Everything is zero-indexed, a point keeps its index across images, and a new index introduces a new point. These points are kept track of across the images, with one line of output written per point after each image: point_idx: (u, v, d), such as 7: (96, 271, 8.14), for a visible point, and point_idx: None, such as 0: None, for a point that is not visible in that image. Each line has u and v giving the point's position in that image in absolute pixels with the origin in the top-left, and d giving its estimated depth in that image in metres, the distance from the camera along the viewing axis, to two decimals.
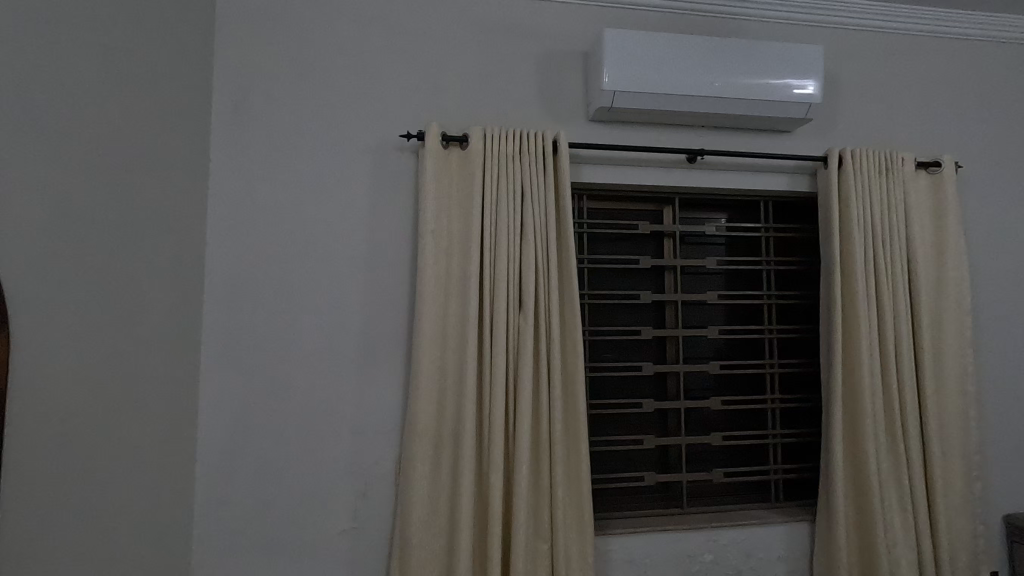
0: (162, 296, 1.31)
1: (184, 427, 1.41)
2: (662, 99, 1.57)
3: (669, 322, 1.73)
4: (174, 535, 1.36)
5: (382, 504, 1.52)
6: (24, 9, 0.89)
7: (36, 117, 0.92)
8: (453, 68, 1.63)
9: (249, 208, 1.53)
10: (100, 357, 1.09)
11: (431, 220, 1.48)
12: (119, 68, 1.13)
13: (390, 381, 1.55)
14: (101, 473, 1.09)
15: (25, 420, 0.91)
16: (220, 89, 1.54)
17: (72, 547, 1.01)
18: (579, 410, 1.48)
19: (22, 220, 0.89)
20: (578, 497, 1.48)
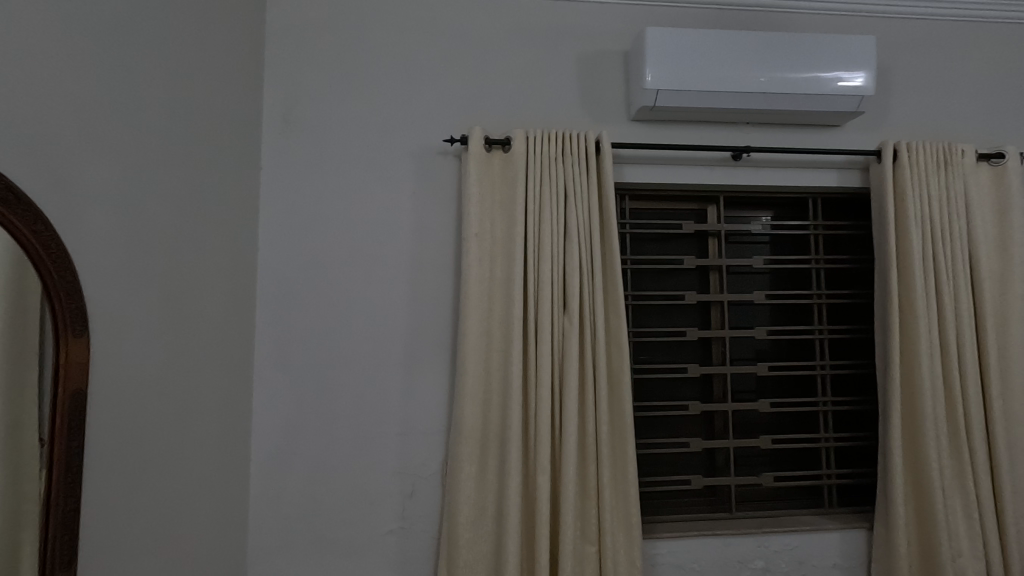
0: (219, 301, 1.36)
1: (240, 427, 1.46)
2: (706, 96, 1.55)
3: (714, 322, 1.70)
4: (230, 532, 1.41)
5: (428, 505, 1.54)
6: (96, 29, 0.95)
7: (105, 130, 0.97)
8: (493, 71, 1.64)
9: (299, 214, 1.57)
10: (166, 360, 1.14)
11: (475, 222, 1.49)
12: (178, 81, 1.19)
13: (436, 382, 1.56)
14: (165, 471, 1.14)
15: (103, 419, 0.96)
16: (269, 100, 1.59)
17: (139, 541, 1.06)
18: (625, 411, 1.47)
19: (94, 227, 0.94)
20: (625, 500, 1.46)
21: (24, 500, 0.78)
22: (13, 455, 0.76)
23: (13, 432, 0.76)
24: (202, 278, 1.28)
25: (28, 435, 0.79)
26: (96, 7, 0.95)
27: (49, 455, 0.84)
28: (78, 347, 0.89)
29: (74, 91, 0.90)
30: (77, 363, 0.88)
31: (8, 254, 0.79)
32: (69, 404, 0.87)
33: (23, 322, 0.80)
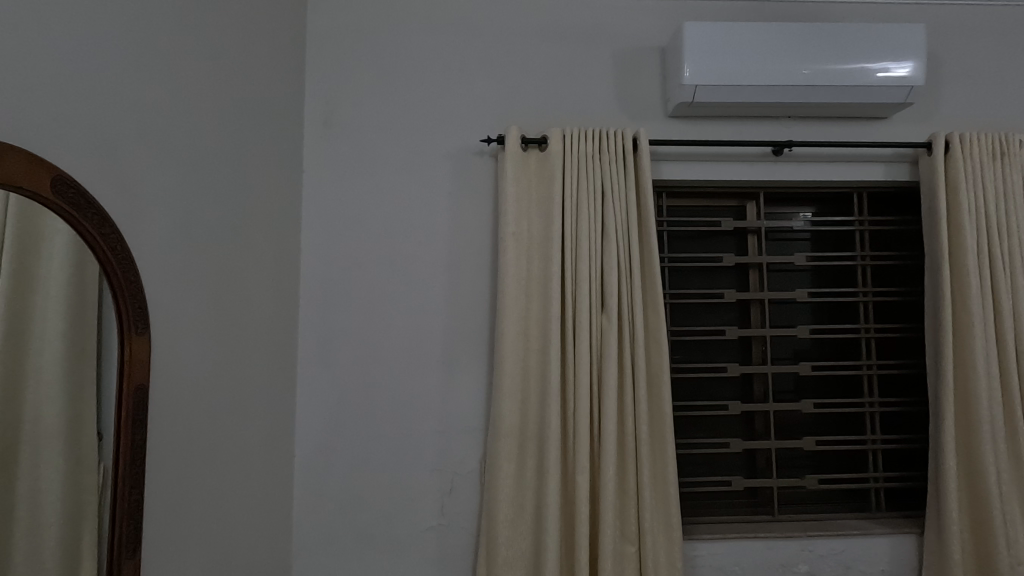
0: (265, 301, 1.40)
1: (285, 424, 1.50)
2: (746, 90, 1.52)
3: (755, 321, 1.67)
4: (276, 526, 1.45)
5: (468, 503, 1.55)
6: (153, 41, 0.99)
7: (161, 138, 1.01)
8: (529, 71, 1.65)
9: (339, 216, 1.60)
10: (218, 358, 1.18)
11: (512, 222, 1.50)
12: (227, 88, 1.22)
13: (474, 381, 1.58)
14: (217, 465, 1.18)
15: (162, 414, 1.01)
16: (310, 104, 1.63)
17: (194, 532, 1.10)
18: (664, 410, 1.46)
19: (151, 231, 0.98)
20: (665, 500, 1.45)
21: (87, 492, 0.81)
22: (76, 447, 0.80)
23: (75, 427, 0.79)
24: (250, 279, 1.32)
25: (92, 429, 0.83)
26: (153, 19, 0.99)
27: (115, 448, 0.88)
28: (140, 345, 0.93)
29: (135, 101, 0.94)
30: (140, 360, 0.92)
31: (72, 256, 0.81)
32: (133, 399, 0.91)
33: (91, 321, 0.83)
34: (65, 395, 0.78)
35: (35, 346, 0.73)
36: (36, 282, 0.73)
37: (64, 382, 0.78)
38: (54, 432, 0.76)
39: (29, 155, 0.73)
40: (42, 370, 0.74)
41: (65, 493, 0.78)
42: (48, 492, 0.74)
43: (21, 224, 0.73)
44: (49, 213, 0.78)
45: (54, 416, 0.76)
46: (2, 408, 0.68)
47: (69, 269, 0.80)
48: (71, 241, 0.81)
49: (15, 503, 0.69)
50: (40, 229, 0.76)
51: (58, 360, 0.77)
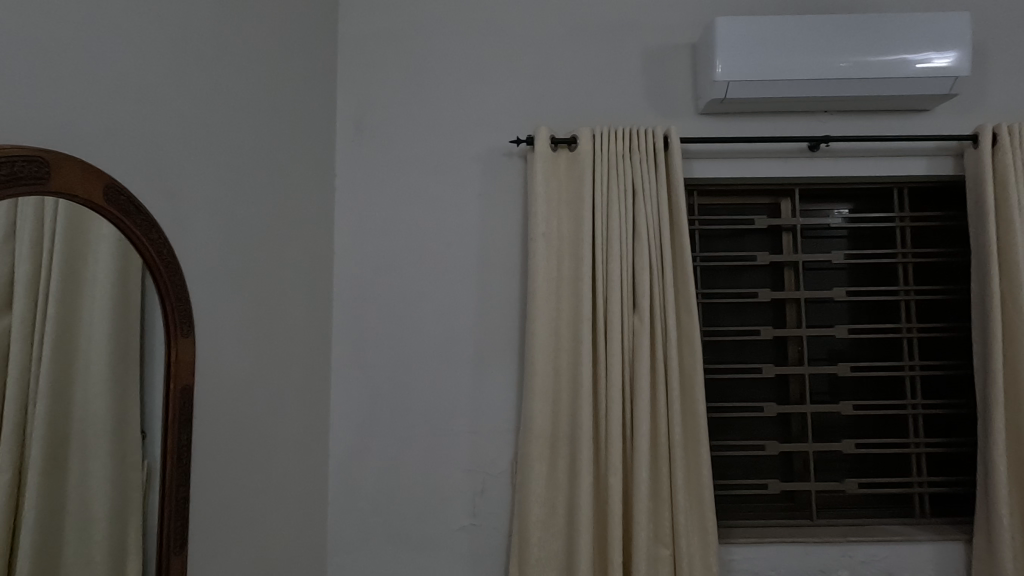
0: (301, 303, 1.42)
1: (320, 424, 1.53)
2: (781, 85, 1.49)
3: (790, 321, 1.63)
4: (313, 523, 1.48)
5: (499, 503, 1.55)
6: (193, 50, 1.02)
7: (202, 145, 1.03)
8: (558, 71, 1.65)
9: (372, 218, 1.63)
10: (258, 358, 1.21)
11: (542, 223, 1.50)
12: (263, 95, 1.25)
13: (505, 382, 1.58)
14: (257, 463, 1.21)
15: (205, 415, 1.03)
16: (342, 108, 1.66)
17: (235, 528, 1.13)
18: (698, 411, 1.44)
19: (193, 236, 1.01)
20: (700, 503, 1.42)
21: (132, 489, 0.84)
22: (121, 447, 0.82)
23: (122, 427, 0.82)
24: (286, 281, 1.34)
25: (137, 429, 0.85)
26: (193, 29, 1.02)
27: (163, 447, 0.91)
28: (185, 346, 0.95)
29: (178, 110, 0.97)
30: (185, 361, 0.95)
31: (115, 262, 0.83)
32: (179, 399, 0.94)
33: (136, 324, 0.85)
34: (111, 395, 0.80)
35: (84, 349, 0.75)
36: (79, 286, 0.75)
37: (111, 383, 0.80)
38: (100, 431, 0.78)
39: (83, 164, 0.76)
40: (88, 372, 0.76)
41: (112, 491, 0.80)
42: (95, 488, 0.77)
43: (67, 231, 0.74)
44: (100, 219, 0.80)
45: (102, 415, 0.78)
46: (49, 407, 0.70)
47: (113, 272, 0.82)
48: (119, 246, 0.84)
49: (64, 501, 0.72)
50: (86, 234, 0.77)
51: (105, 362, 0.79)
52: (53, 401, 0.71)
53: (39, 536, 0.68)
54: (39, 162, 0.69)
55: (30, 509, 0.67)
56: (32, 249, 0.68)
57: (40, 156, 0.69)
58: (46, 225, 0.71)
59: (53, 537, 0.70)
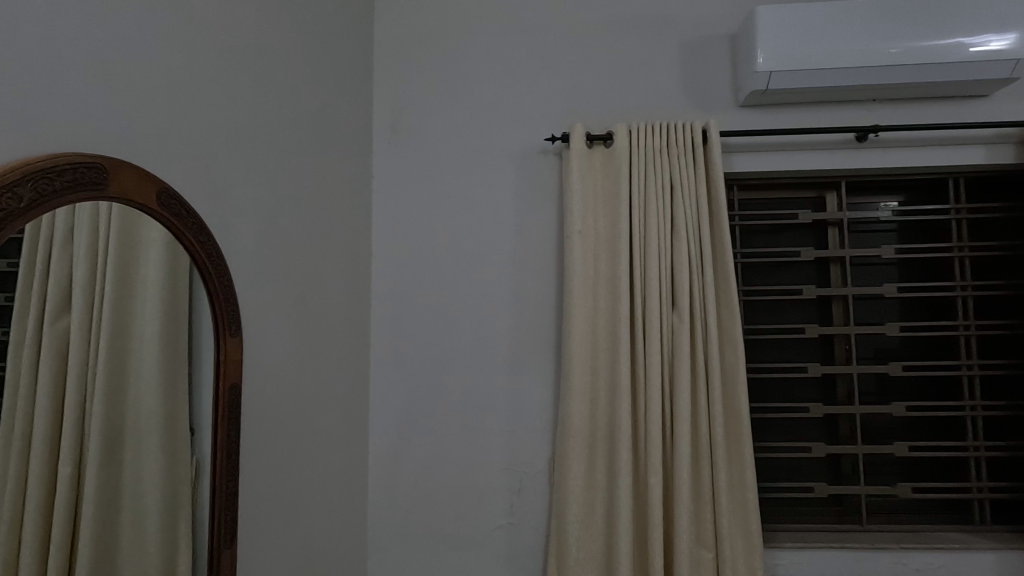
0: (341, 303, 1.45)
1: (360, 421, 1.55)
2: (826, 74, 1.44)
3: (837, 319, 1.57)
4: (354, 519, 1.51)
5: (537, 502, 1.55)
6: (237, 57, 1.04)
7: (246, 148, 1.06)
8: (593, 67, 1.63)
9: (409, 219, 1.64)
10: (302, 357, 1.24)
11: (578, 220, 1.49)
12: (304, 99, 1.28)
13: (541, 381, 1.57)
14: (301, 460, 1.23)
15: (252, 412, 1.07)
16: (378, 110, 1.68)
17: (281, 522, 1.16)
18: (741, 412, 1.40)
19: (239, 238, 1.04)
20: (744, 506, 1.39)
21: (183, 483, 0.86)
22: (171, 443, 0.84)
23: (172, 424, 0.84)
24: (327, 281, 1.37)
25: (186, 426, 0.87)
26: (237, 37, 1.05)
27: (214, 443, 0.94)
28: (234, 345, 0.98)
29: (224, 116, 1.00)
30: (234, 360, 0.98)
31: (165, 263, 0.85)
32: (228, 396, 0.97)
33: (184, 324, 0.88)
34: (161, 394, 0.82)
35: (137, 347, 0.78)
36: (131, 289, 0.77)
37: (161, 382, 0.82)
38: (151, 428, 0.80)
39: (138, 169, 0.78)
40: (140, 370, 0.78)
41: (162, 487, 0.82)
42: (149, 482, 0.80)
43: (120, 234, 0.77)
44: (153, 224, 0.83)
45: (153, 411, 0.81)
46: (103, 405, 0.72)
47: (163, 274, 0.85)
48: (170, 248, 0.86)
49: (119, 494, 0.75)
50: (137, 237, 0.80)
51: (156, 360, 0.82)
52: (109, 397, 0.73)
53: (98, 525, 0.71)
54: (97, 167, 0.72)
55: (90, 500, 0.70)
56: (87, 252, 0.70)
57: (98, 162, 0.72)
58: (101, 229, 0.73)
59: (110, 527, 0.73)
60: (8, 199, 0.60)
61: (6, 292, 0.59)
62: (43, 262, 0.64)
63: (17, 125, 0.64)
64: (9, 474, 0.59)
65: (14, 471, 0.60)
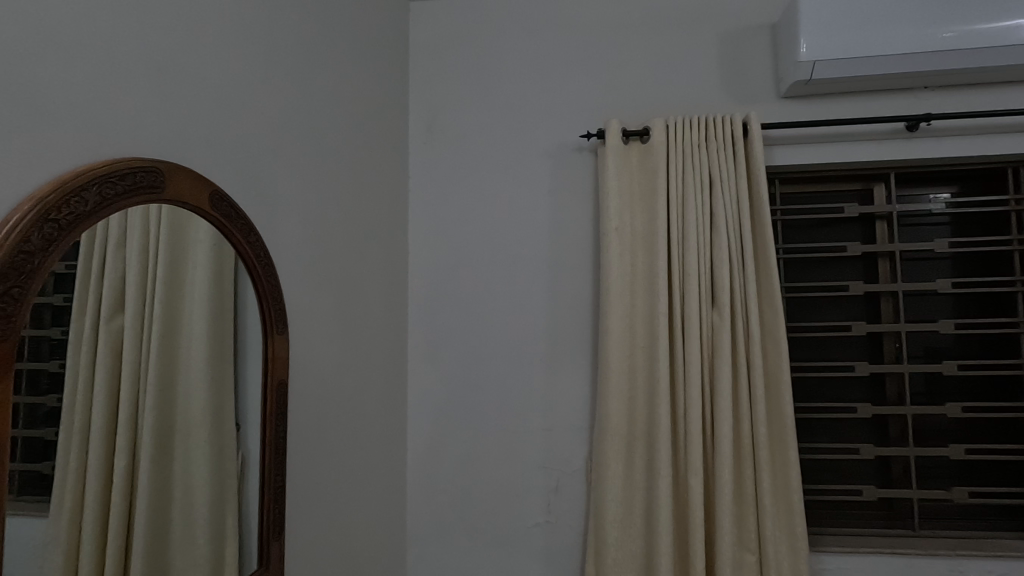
0: (380, 301, 1.47)
1: (399, 418, 1.58)
2: (874, 62, 1.39)
3: (886, 316, 1.52)
4: (393, 515, 1.53)
5: (574, 501, 1.54)
6: (280, 61, 1.07)
7: (289, 151, 1.09)
8: (629, 62, 1.61)
9: (444, 218, 1.66)
10: (343, 354, 1.27)
11: (615, 217, 1.47)
12: (343, 101, 1.30)
13: (578, 379, 1.56)
14: (343, 455, 1.26)
15: (299, 407, 1.09)
16: (414, 111, 1.70)
17: (325, 515, 1.18)
18: (785, 411, 1.37)
19: (284, 238, 1.07)
20: (789, 509, 1.35)
21: (229, 475, 0.89)
22: (217, 437, 0.87)
23: (219, 419, 0.87)
24: (366, 281, 1.39)
25: (232, 422, 0.90)
26: (280, 41, 1.07)
27: (262, 437, 0.96)
28: (280, 343, 1.01)
29: (269, 119, 1.03)
30: (280, 357, 1.01)
31: (214, 265, 0.88)
32: (276, 393, 0.99)
33: (230, 323, 0.90)
34: (209, 392, 0.85)
35: (186, 345, 0.81)
36: (181, 289, 0.80)
37: (209, 379, 0.85)
38: (199, 423, 0.83)
39: (192, 173, 0.81)
40: (189, 367, 0.81)
41: (209, 481, 0.85)
42: (197, 476, 0.82)
43: (172, 236, 0.79)
44: (206, 227, 0.86)
45: (201, 406, 0.84)
46: (157, 401, 0.75)
47: (211, 274, 0.87)
48: (222, 249, 0.89)
49: (170, 487, 0.77)
50: (190, 239, 0.82)
51: (205, 358, 0.85)
52: (160, 392, 0.76)
53: (152, 514, 0.74)
54: (155, 172, 0.75)
55: (144, 490, 0.73)
56: (139, 253, 0.72)
57: (155, 166, 0.75)
58: (152, 229, 0.75)
59: (162, 516, 0.76)
60: (77, 204, 0.63)
61: (65, 292, 0.61)
62: (100, 264, 0.66)
63: (84, 133, 0.67)
64: (69, 463, 0.62)
65: (74, 461, 0.62)
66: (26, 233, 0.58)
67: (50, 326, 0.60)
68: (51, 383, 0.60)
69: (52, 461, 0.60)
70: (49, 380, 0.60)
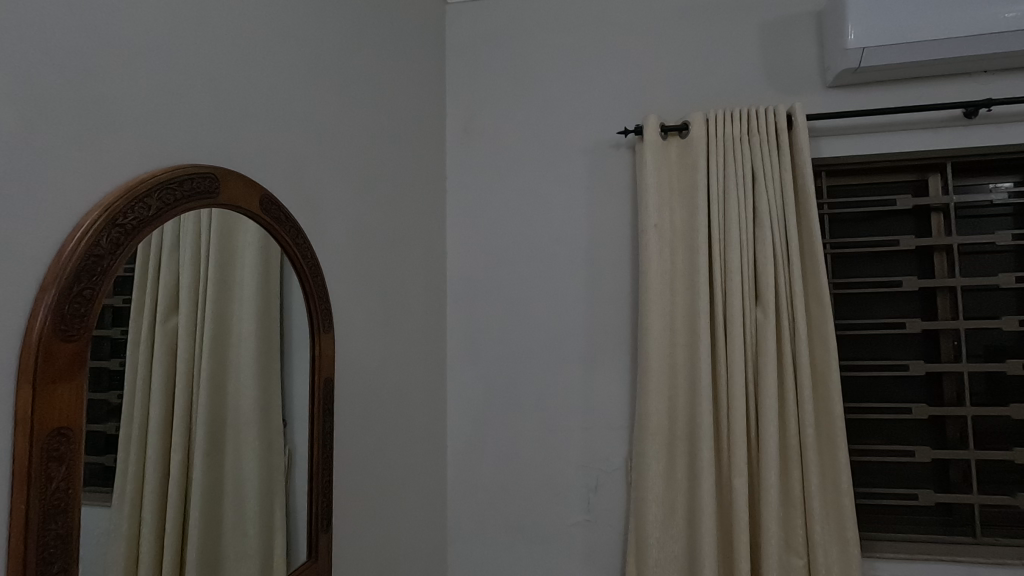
0: (420, 301, 1.49)
1: (438, 416, 1.59)
2: (927, 46, 1.32)
3: (943, 312, 1.45)
4: (434, 511, 1.55)
5: (614, 500, 1.53)
6: (324, 67, 1.10)
7: (333, 154, 1.12)
8: (666, 56, 1.59)
9: (482, 218, 1.67)
10: (386, 352, 1.30)
11: (653, 214, 1.46)
12: (383, 103, 1.33)
13: (617, 378, 1.55)
14: (386, 452, 1.29)
15: (345, 403, 1.13)
16: (451, 112, 1.72)
17: (370, 509, 1.21)
18: (834, 411, 1.32)
19: (329, 240, 1.10)
20: (839, 512, 1.30)
21: (277, 470, 0.92)
22: (266, 433, 0.90)
23: (266, 416, 0.90)
24: (406, 280, 1.42)
25: (280, 419, 0.93)
26: (324, 48, 1.11)
27: (311, 433, 1.00)
28: (327, 342, 1.04)
29: (314, 124, 1.06)
30: (327, 355, 1.04)
31: (261, 267, 0.91)
32: (323, 390, 1.03)
33: (276, 323, 0.93)
34: (257, 389, 0.88)
35: (236, 345, 0.84)
36: (231, 290, 0.83)
37: (256, 377, 0.88)
38: (249, 419, 0.86)
39: (244, 179, 0.85)
40: (239, 366, 0.84)
41: (259, 475, 0.89)
42: (247, 470, 0.86)
43: (224, 239, 0.82)
44: (257, 230, 0.89)
45: (250, 404, 0.87)
46: (210, 398, 0.78)
47: (258, 276, 0.90)
48: (273, 250, 0.93)
49: (222, 480, 0.81)
50: (240, 243, 0.86)
51: (253, 357, 0.88)
52: (212, 389, 0.79)
53: (204, 507, 0.77)
54: (211, 177, 0.78)
55: (199, 484, 0.76)
56: (193, 256, 0.76)
57: (211, 172, 0.78)
58: (204, 233, 0.78)
59: (214, 508, 0.80)
60: (140, 209, 0.66)
61: (124, 293, 0.64)
62: (155, 265, 0.69)
63: (145, 142, 0.71)
64: (130, 458, 0.65)
65: (134, 456, 0.65)
66: (97, 236, 0.61)
67: (111, 326, 0.63)
68: (112, 379, 0.63)
69: (114, 454, 0.63)
70: (112, 377, 0.63)
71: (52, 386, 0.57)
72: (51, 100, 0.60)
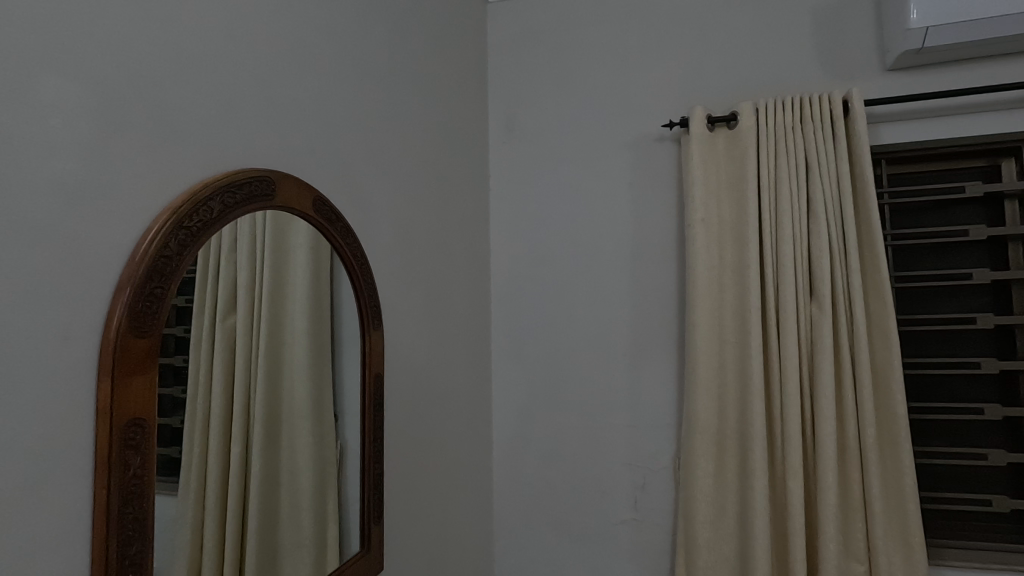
0: (464, 299, 1.51)
1: (483, 412, 1.61)
2: (999, 23, 1.24)
3: (1019, 306, 1.36)
4: (480, 507, 1.57)
5: (662, 500, 1.51)
6: (371, 71, 1.13)
7: (380, 155, 1.15)
8: (712, 46, 1.55)
9: (524, 215, 1.67)
10: (432, 349, 1.32)
11: (700, 207, 1.42)
12: (427, 104, 1.35)
13: (664, 375, 1.53)
14: (433, 447, 1.31)
15: (394, 398, 1.16)
16: (494, 111, 1.73)
17: (419, 502, 1.24)
18: (897, 411, 1.26)
19: (377, 239, 1.13)
20: (903, 517, 1.24)
21: (330, 465, 0.95)
22: (319, 428, 0.93)
23: (319, 412, 0.93)
24: (451, 278, 1.43)
25: (332, 414, 0.96)
26: (370, 52, 1.13)
27: (362, 428, 1.03)
28: (376, 339, 1.07)
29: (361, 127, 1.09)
30: (376, 352, 1.07)
31: (313, 267, 0.94)
32: (373, 385, 1.06)
33: (327, 322, 0.96)
34: (310, 385, 0.92)
35: (290, 343, 0.87)
36: (285, 289, 0.86)
37: (310, 373, 0.92)
38: (303, 414, 0.90)
39: (297, 181, 0.88)
40: (293, 362, 0.88)
41: (313, 468, 0.92)
42: (302, 463, 0.89)
43: (278, 241, 0.85)
44: (310, 231, 0.93)
45: (304, 399, 0.90)
46: (266, 394, 0.82)
47: (311, 276, 0.93)
48: (325, 250, 0.96)
49: (279, 471, 0.84)
50: (293, 244, 0.89)
51: (306, 354, 0.91)
52: (268, 385, 0.82)
53: (263, 497, 0.81)
54: (267, 181, 0.81)
55: (257, 475, 0.80)
56: (249, 257, 0.79)
57: (267, 176, 0.82)
58: (260, 236, 0.81)
59: (272, 499, 0.83)
60: (203, 212, 0.70)
61: (186, 293, 0.68)
62: (215, 267, 0.72)
63: (206, 150, 0.74)
64: (195, 450, 0.68)
65: (197, 448, 0.69)
66: (165, 239, 0.65)
67: (175, 324, 0.66)
68: (177, 376, 0.66)
69: (181, 446, 0.66)
70: (177, 373, 0.66)
71: (126, 380, 0.61)
72: (123, 111, 0.64)
